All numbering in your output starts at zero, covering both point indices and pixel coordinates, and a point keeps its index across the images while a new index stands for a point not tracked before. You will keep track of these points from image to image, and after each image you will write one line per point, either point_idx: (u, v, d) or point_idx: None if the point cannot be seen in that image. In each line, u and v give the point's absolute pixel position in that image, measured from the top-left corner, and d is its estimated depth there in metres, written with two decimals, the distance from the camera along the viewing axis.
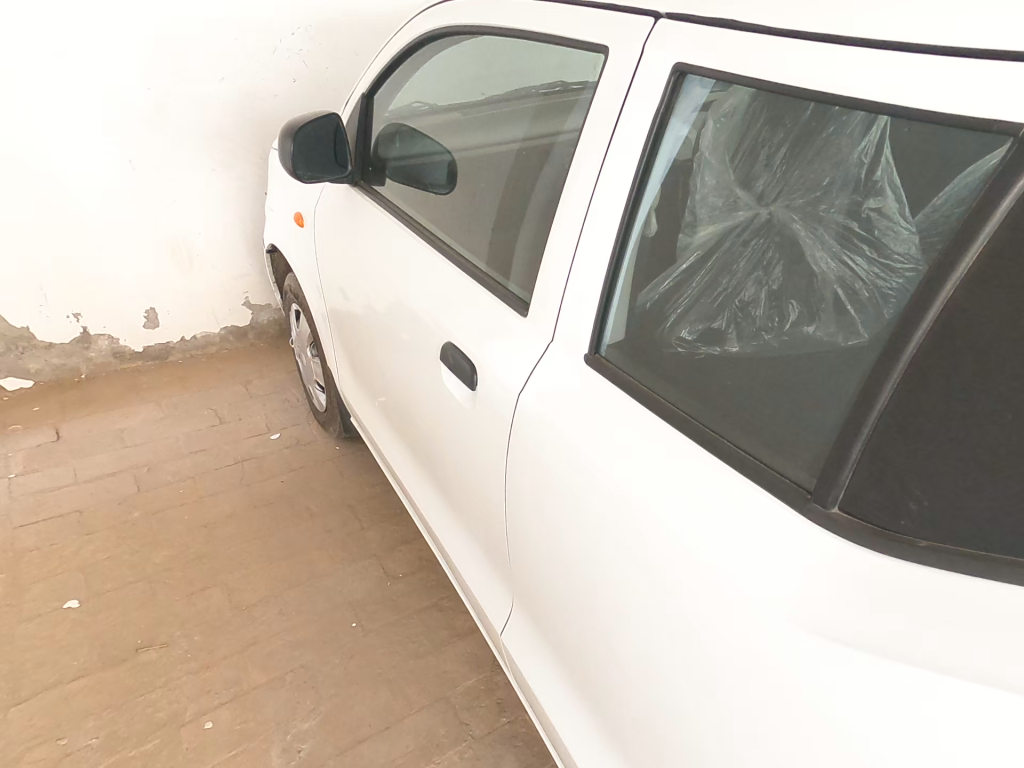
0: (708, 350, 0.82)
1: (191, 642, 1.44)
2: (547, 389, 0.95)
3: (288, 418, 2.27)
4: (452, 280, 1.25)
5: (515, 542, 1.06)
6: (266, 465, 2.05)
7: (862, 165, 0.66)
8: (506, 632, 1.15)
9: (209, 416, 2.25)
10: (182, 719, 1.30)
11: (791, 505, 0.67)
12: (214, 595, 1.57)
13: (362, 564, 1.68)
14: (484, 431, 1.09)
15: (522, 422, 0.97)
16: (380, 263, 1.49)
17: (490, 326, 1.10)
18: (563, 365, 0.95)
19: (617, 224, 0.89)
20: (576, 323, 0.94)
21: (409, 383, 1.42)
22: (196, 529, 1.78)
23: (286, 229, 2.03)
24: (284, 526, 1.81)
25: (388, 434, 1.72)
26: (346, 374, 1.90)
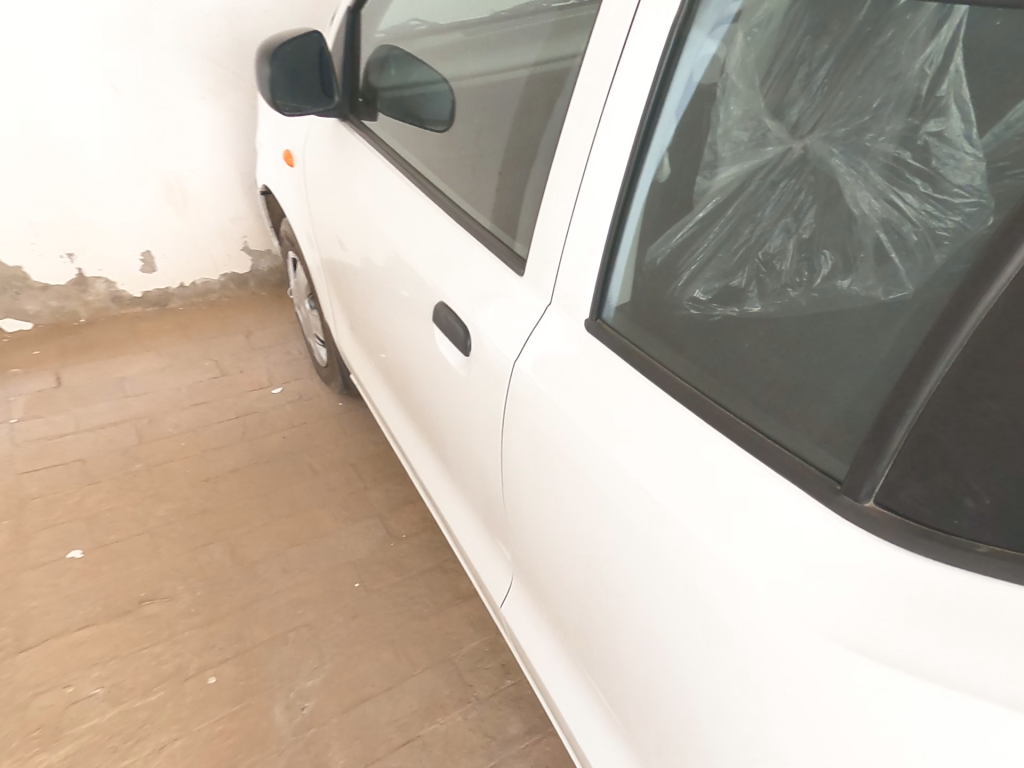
0: (724, 314, 0.73)
1: (194, 597, 1.49)
2: (545, 358, 0.87)
3: (290, 371, 2.23)
4: (449, 235, 1.16)
5: (512, 515, 1.02)
6: (268, 421, 2.05)
7: (924, 80, 0.54)
8: (504, 601, 1.13)
9: (211, 367, 2.21)
10: (187, 672, 1.34)
11: (818, 498, 0.60)
12: (217, 550, 1.63)
13: (366, 523, 1.75)
14: (480, 401, 1.03)
15: (517, 393, 0.91)
16: (374, 214, 1.38)
17: (486, 286, 1.02)
18: (561, 332, 0.87)
19: (624, 168, 0.77)
20: (576, 283, 0.85)
21: (406, 345, 1.35)
22: (198, 484, 1.82)
23: (275, 174, 1.90)
24: (289, 484, 1.86)
25: (386, 394, 1.68)
26: (344, 331, 1.84)
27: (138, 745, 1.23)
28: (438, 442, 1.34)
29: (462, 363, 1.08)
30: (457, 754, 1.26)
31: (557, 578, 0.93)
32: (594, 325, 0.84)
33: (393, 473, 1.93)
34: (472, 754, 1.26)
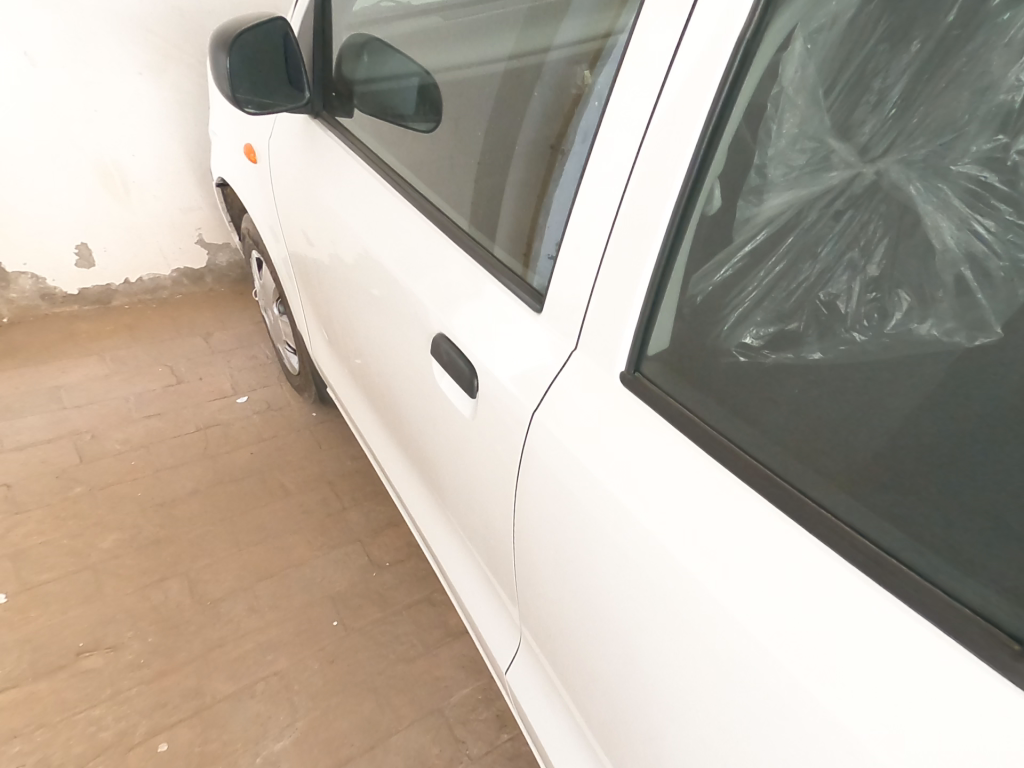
0: (782, 371, 0.61)
1: (146, 644, 1.31)
2: (573, 414, 0.76)
3: (256, 377, 2.02)
4: (440, 253, 1.01)
5: (527, 578, 0.91)
6: (232, 433, 1.84)
7: (1020, 92, 0.45)
8: (509, 667, 1.02)
9: (164, 374, 1.98)
10: (132, 740, 1.16)
11: (964, 643, 0.48)
12: (173, 587, 1.45)
13: (345, 551, 1.59)
14: (489, 449, 0.91)
15: (538, 452, 0.80)
16: (348, 224, 1.21)
17: (494, 319, 0.89)
18: (589, 380, 0.76)
19: (672, 204, 0.65)
20: (608, 329, 0.73)
21: (393, 372, 1.21)
22: (151, 508, 1.62)
23: (236, 167, 1.69)
24: (256, 507, 1.68)
25: (369, 417, 1.52)
26: (321, 345, 1.66)
27: None
28: (430, 479, 1.21)
29: (467, 403, 0.96)
30: None
31: (580, 652, 0.82)
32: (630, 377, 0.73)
33: (372, 492, 1.77)
34: None
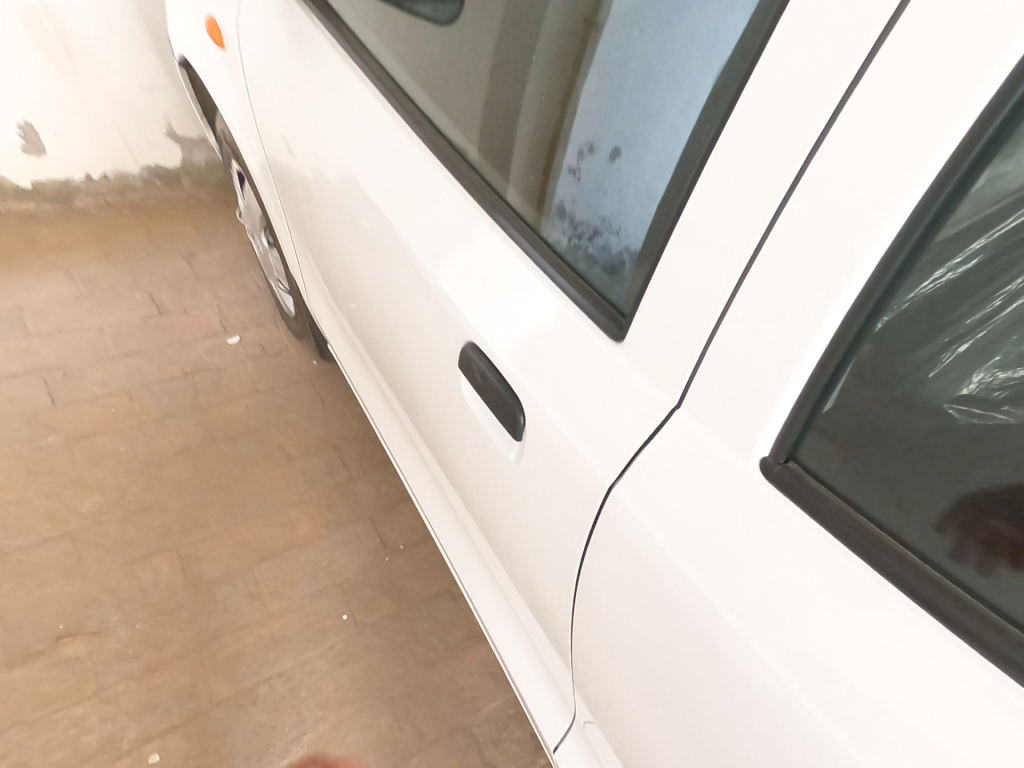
0: (991, 461, 0.40)
1: (133, 633, 1.18)
2: (672, 508, 0.52)
3: (249, 313, 1.72)
4: (465, 216, 0.71)
5: (586, 664, 0.71)
6: (225, 382, 1.60)
7: None
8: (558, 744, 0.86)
9: (143, 303, 1.68)
10: (118, 750, 1.05)
11: None
12: (163, 565, 1.30)
13: (355, 531, 1.45)
14: (539, 516, 0.67)
15: (613, 539, 0.57)
16: (339, 153, 0.88)
17: (556, 343, 0.61)
18: (702, 463, 0.51)
19: (892, 233, 0.38)
20: (746, 404, 0.47)
21: (406, 362, 0.93)
22: (137, 470, 1.43)
23: (197, 50, 1.26)
24: (255, 474, 1.50)
25: (375, 398, 1.26)
26: (319, 296, 1.34)
27: None
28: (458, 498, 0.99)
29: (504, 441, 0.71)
30: None
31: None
32: (786, 475, 0.47)
33: (385, 461, 1.58)
34: None
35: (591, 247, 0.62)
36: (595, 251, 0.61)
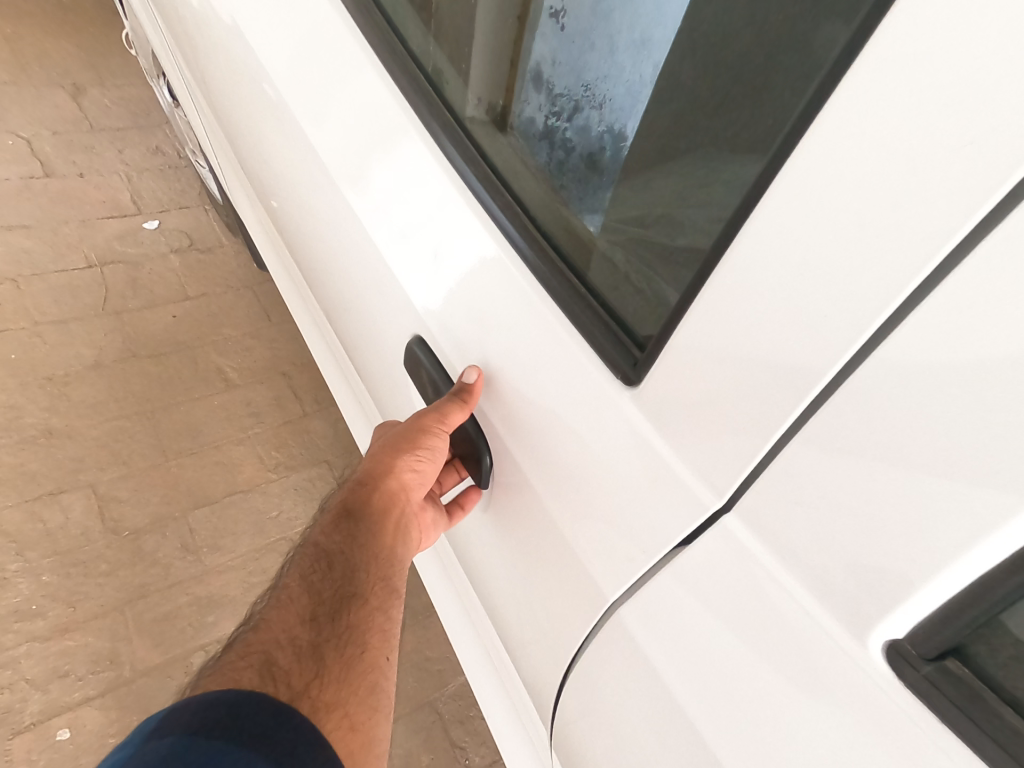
0: None
1: (38, 586, 1.05)
2: (721, 621, 0.44)
3: (169, 197, 1.59)
4: (424, 164, 0.65)
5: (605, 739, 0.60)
6: (144, 280, 1.42)
7: None
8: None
9: (25, 160, 1.57)
10: (20, 724, 0.94)
11: None
12: (75, 505, 1.13)
13: (311, 476, 1.25)
14: (545, 594, 0.64)
15: (651, 626, 0.50)
16: (272, 67, 0.83)
17: (559, 377, 0.54)
18: (738, 582, 0.42)
19: None
20: (837, 585, 0.37)
21: (372, 329, 0.89)
22: (35, 386, 1.22)
23: None
24: (189, 400, 1.28)
25: (348, 394, 1.16)
26: (244, 194, 1.23)
27: None
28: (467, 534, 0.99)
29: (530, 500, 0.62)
30: None
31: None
32: (935, 674, 0.34)
33: None
34: None
35: (569, 128, 0.56)
36: (573, 133, 0.56)
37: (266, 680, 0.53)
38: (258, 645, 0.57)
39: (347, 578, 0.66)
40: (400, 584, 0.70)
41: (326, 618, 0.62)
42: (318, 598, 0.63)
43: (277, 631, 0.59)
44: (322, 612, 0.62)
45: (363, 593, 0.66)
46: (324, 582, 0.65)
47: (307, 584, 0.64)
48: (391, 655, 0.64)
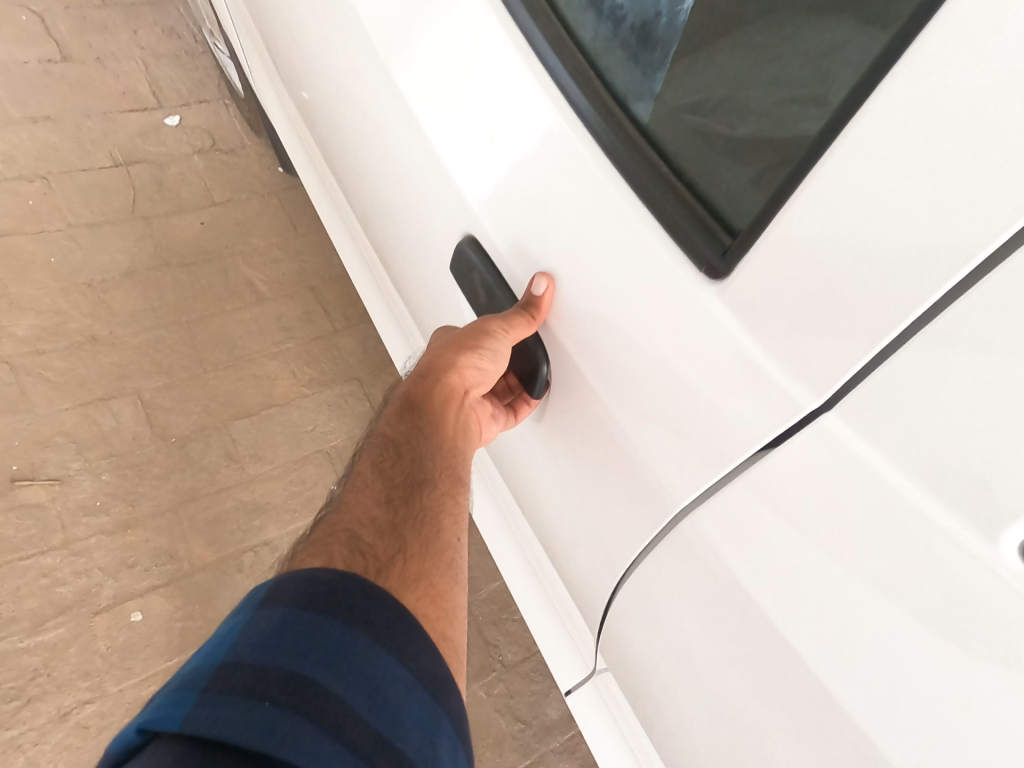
0: None
1: (99, 483, 1.10)
2: (802, 512, 0.43)
3: (189, 91, 1.49)
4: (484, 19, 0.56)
5: (647, 626, 0.62)
6: (169, 184, 1.36)
7: None
8: (570, 689, 0.86)
9: (39, 41, 1.46)
10: (97, 605, 1.03)
11: None
12: (124, 410, 1.16)
13: (347, 392, 1.25)
14: (598, 503, 0.63)
15: (720, 522, 0.49)
16: None
17: (633, 273, 0.49)
18: (832, 476, 0.40)
19: None
20: (944, 477, 0.35)
21: (408, 228, 0.84)
22: (74, 291, 1.22)
23: None
24: (223, 311, 1.27)
25: (384, 308, 1.12)
26: (270, 86, 1.13)
27: (29, 704, 0.95)
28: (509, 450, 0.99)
29: (591, 409, 0.59)
30: (477, 736, 1.16)
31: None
32: None
33: None
34: (501, 737, 1.17)
35: None
36: None
37: (355, 553, 0.53)
38: (341, 523, 0.57)
39: (418, 466, 0.66)
40: (468, 472, 0.70)
41: (401, 501, 0.61)
42: (391, 482, 0.63)
43: (357, 511, 0.59)
44: (396, 494, 0.62)
45: (432, 480, 0.65)
46: (395, 468, 0.65)
47: (379, 471, 0.64)
48: (462, 535, 0.63)
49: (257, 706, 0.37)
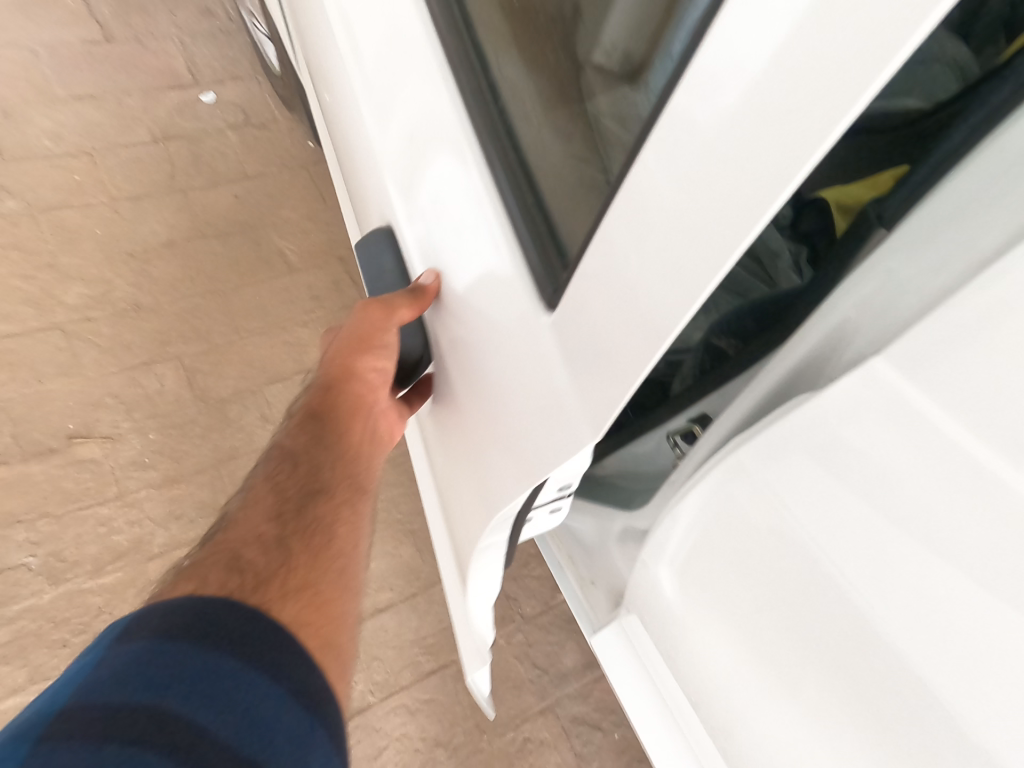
0: None
1: (146, 441, 1.19)
2: (837, 434, 0.48)
3: (224, 69, 1.55)
4: (418, 65, 0.60)
5: (675, 546, 0.67)
6: (204, 158, 1.42)
7: None
8: (598, 630, 0.91)
9: (83, 24, 1.53)
10: (150, 551, 1.12)
11: None
12: (167, 375, 1.24)
13: None
14: (477, 514, 0.64)
15: (759, 448, 0.54)
16: None
17: (495, 303, 0.53)
18: (871, 405, 0.45)
19: None
20: (971, 406, 0.40)
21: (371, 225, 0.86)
22: (118, 262, 1.29)
23: None
24: (257, 281, 1.33)
25: None
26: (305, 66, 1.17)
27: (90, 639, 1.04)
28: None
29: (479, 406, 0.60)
30: (497, 682, 1.24)
31: (731, 708, 0.66)
32: None
33: None
34: (521, 684, 1.24)
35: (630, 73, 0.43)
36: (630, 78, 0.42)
37: (231, 572, 0.51)
38: (224, 543, 0.54)
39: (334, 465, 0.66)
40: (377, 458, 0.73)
41: (292, 513, 0.59)
42: (285, 495, 0.61)
43: (243, 529, 0.56)
44: (289, 507, 0.60)
45: (330, 488, 0.63)
46: (291, 480, 0.62)
47: (274, 484, 0.61)
48: (360, 544, 0.62)
49: (103, 747, 0.36)
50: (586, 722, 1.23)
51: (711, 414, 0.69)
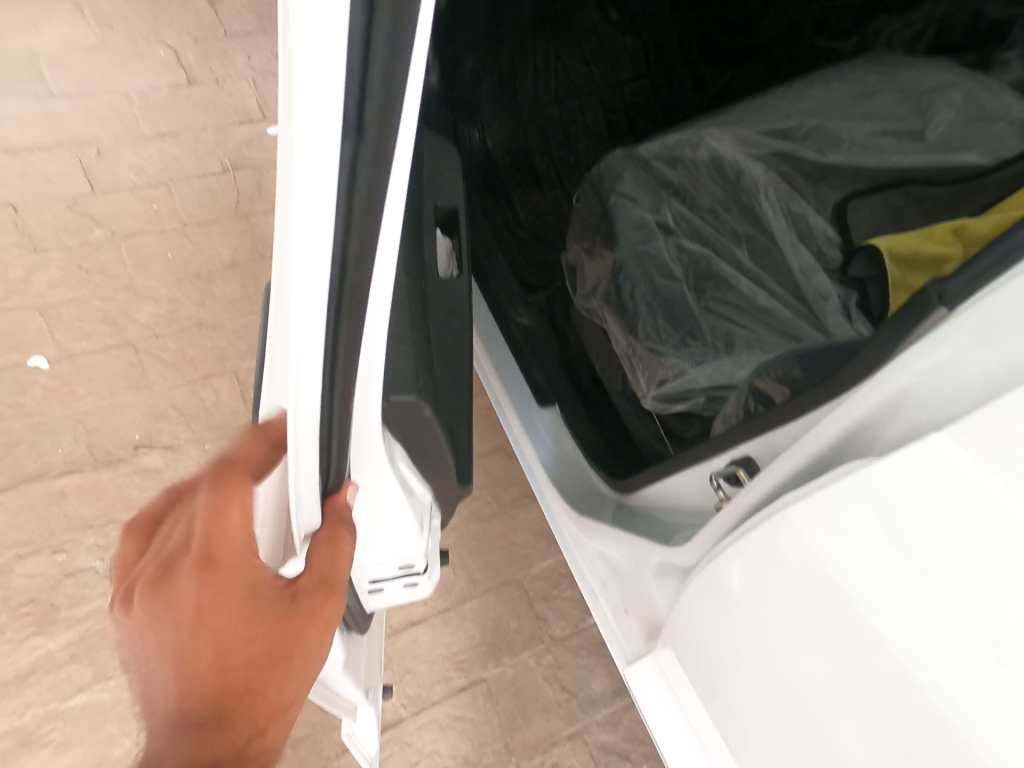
0: None
1: (203, 451, 1.26)
2: (892, 492, 0.52)
3: None
4: None
5: (713, 591, 0.68)
6: (267, 186, 1.52)
7: None
8: (633, 662, 0.91)
9: (170, 68, 1.67)
10: None
11: None
12: (223, 388, 1.32)
13: None
14: None
15: (812, 503, 0.56)
16: None
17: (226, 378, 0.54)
18: (926, 466, 0.51)
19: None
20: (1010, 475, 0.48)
21: None
22: (186, 282, 1.39)
23: None
24: None
25: None
26: None
27: None
28: (575, 436, 1.05)
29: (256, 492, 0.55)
30: (527, 704, 1.24)
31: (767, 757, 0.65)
32: None
33: None
34: (549, 707, 1.24)
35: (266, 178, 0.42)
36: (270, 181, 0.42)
37: None
38: None
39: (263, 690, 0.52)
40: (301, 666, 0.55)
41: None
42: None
43: None
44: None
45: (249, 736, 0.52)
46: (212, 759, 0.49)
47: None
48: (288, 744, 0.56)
49: None
50: (615, 750, 1.23)
51: (756, 458, 0.70)
